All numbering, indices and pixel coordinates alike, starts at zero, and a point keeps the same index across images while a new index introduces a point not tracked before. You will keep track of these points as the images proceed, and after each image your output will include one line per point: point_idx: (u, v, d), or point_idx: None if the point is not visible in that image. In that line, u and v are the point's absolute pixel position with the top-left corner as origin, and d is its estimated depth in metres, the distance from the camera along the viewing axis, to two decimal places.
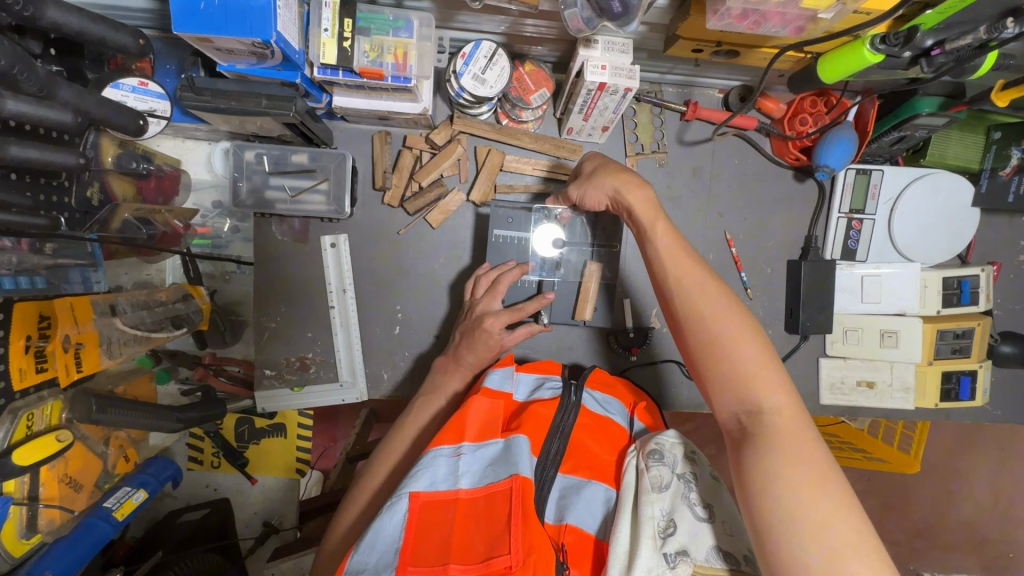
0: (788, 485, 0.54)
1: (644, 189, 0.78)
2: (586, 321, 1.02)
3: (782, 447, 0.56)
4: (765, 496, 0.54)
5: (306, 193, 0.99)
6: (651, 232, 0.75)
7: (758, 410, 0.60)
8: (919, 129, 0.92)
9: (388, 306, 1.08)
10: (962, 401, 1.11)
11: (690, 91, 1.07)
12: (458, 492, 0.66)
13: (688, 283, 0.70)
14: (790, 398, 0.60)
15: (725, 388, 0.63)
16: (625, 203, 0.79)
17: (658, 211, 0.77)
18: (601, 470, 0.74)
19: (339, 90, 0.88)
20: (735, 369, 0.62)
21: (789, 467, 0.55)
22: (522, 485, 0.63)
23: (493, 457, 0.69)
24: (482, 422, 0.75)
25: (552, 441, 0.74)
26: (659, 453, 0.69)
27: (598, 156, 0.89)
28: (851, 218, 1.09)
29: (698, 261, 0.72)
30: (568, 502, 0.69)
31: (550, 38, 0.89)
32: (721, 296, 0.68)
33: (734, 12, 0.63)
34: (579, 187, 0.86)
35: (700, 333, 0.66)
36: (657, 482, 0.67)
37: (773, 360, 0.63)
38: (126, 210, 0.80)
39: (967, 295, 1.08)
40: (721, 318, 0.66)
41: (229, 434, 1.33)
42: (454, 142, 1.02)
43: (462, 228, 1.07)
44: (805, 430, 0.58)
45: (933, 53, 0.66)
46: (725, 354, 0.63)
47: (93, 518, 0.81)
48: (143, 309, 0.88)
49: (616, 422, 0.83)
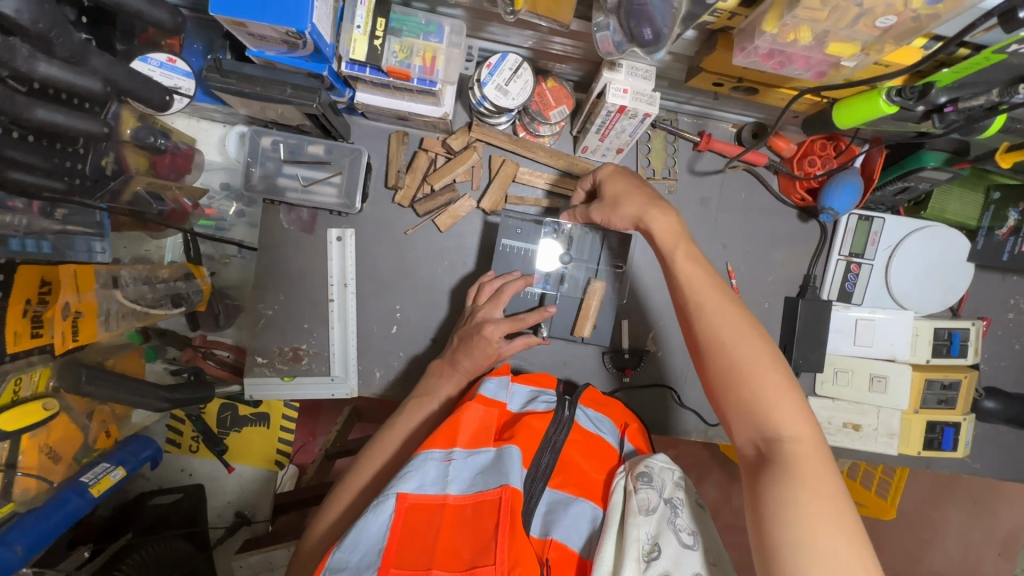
0: (802, 515, 0.54)
1: (670, 217, 0.79)
2: (585, 338, 1.01)
3: (799, 476, 0.57)
4: (777, 524, 0.55)
5: (319, 184, 1.00)
6: (672, 258, 0.76)
7: (777, 438, 0.61)
8: (923, 180, 0.96)
9: (387, 304, 1.08)
10: (945, 451, 1.12)
11: (705, 122, 1.09)
12: (446, 498, 0.67)
13: (711, 309, 0.70)
14: (809, 427, 0.61)
15: (743, 414, 0.63)
16: (647, 229, 0.80)
17: (680, 236, 0.78)
18: (589, 488, 0.74)
19: (362, 87, 0.88)
20: (755, 396, 0.63)
21: (806, 496, 0.55)
22: (512, 496, 0.63)
23: (485, 466, 0.70)
24: (476, 429, 0.75)
25: (543, 455, 0.75)
26: (648, 476, 0.70)
27: (624, 178, 0.86)
28: (851, 261, 1.12)
29: (719, 286, 0.73)
30: (555, 517, 0.69)
31: (575, 57, 0.91)
32: (742, 322, 0.69)
33: (761, 52, 0.62)
34: (603, 213, 0.87)
35: (720, 358, 0.67)
36: (644, 505, 0.66)
37: (792, 387, 0.64)
38: (139, 182, 0.80)
39: (956, 347, 1.10)
40: (741, 344, 0.66)
41: (211, 419, 1.30)
42: (470, 148, 1.02)
43: (469, 234, 1.08)
44: (824, 461, 0.59)
45: (946, 109, 0.69)
46: (745, 381, 0.64)
47: (68, 491, 0.77)
48: (144, 285, 0.87)
49: (606, 441, 0.83)
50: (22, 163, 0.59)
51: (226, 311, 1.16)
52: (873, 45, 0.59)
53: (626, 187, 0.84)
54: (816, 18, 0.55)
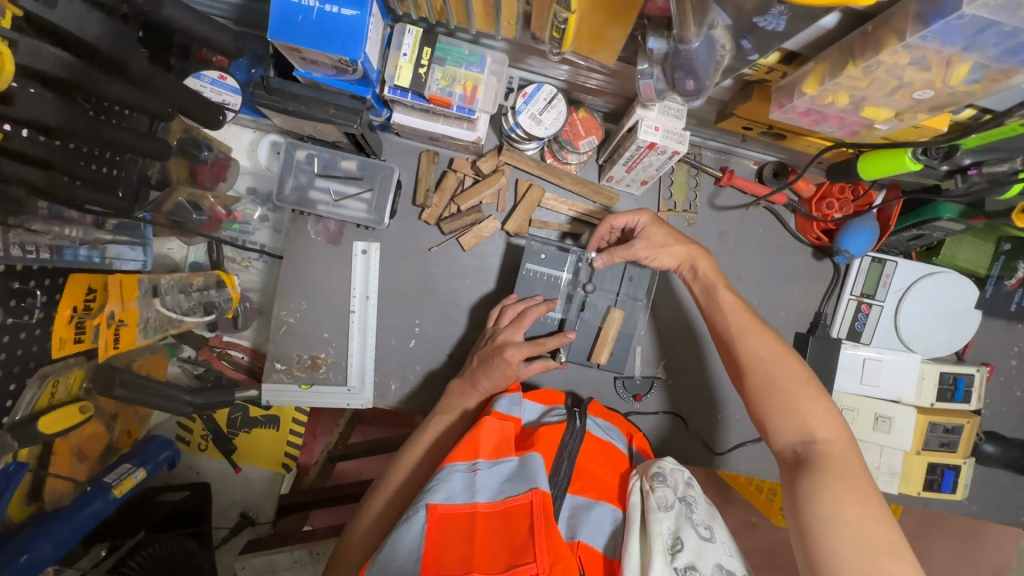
0: (837, 504, 0.60)
1: (712, 260, 0.91)
2: (601, 364, 1.03)
3: (834, 471, 0.63)
4: (812, 509, 0.62)
5: (349, 198, 1.01)
6: (715, 290, 0.87)
7: (813, 440, 0.67)
8: (937, 230, 1.00)
9: (407, 318, 1.10)
10: (943, 493, 1.14)
11: (728, 158, 1.12)
12: (476, 505, 0.69)
13: (749, 333, 0.79)
14: (842, 432, 0.68)
15: (780, 421, 0.70)
16: (698, 269, 0.91)
17: (721, 275, 0.89)
18: (607, 492, 0.79)
19: (400, 108, 0.91)
20: (792, 405, 0.70)
21: (841, 488, 0.61)
22: (543, 498, 0.68)
23: (510, 473, 0.73)
24: (497, 442, 0.79)
25: (562, 464, 0.79)
26: (662, 477, 0.77)
27: (663, 227, 0.93)
28: (862, 301, 1.14)
29: (756, 315, 0.82)
30: (579, 520, 0.74)
31: (608, 92, 0.94)
32: (777, 344, 0.77)
33: (798, 110, 0.64)
34: (650, 251, 0.93)
35: (757, 373, 0.75)
36: (662, 502, 0.72)
37: (825, 399, 0.71)
38: (180, 193, 0.84)
39: (961, 392, 1.12)
40: (778, 361, 0.75)
41: (222, 419, 1.31)
42: (498, 172, 1.05)
43: (491, 254, 1.10)
44: (857, 460, 0.65)
45: (970, 171, 0.72)
46: (782, 392, 0.72)
47: (92, 491, 0.79)
48: (181, 293, 0.88)
49: (617, 447, 0.90)
50: (88, 185, 0.60)
51: (245, 314, 1.18)
52: (906, 112, 0.61)
53: (671, 231, 0.93)
54: (856, 86, 0.57)
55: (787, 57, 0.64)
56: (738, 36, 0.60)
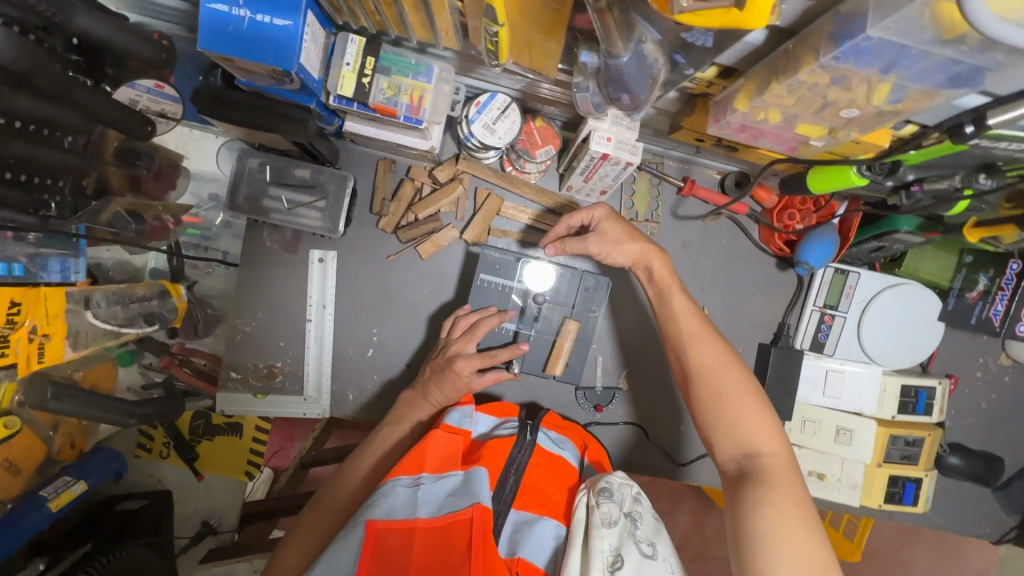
0: (776, 520, 0.60)
1: (666, 261, 0.89)
2: (557, 376, 1.01)
3: (774, 485, 0.63)
4: (751, 520, 0.61)
5: (304, 207, 1.00)
6: (667, 295, 0.86)
7: (756, 454, 0.68)
8: (896, 241, 1.00)
9: (365, 328, 1.09)
10: (905, 505, 1.13)
11: (691, 168, 1.11)
12: (416, 520, 0.71)
13: (701, 343, 0.78)
14: (783, 448, 0.69)
15: (725, 433, 0.71)
16: (649, 267, 0.89)
17: (675, 278, 0.87)
18: (552, 507, 0.81)
19: (351, 117, 0.89)
20: (736, 418, 0.70)
21: (781, 503, 0.62)
22: (483, 514, 0.69)
23: (453, 487, 0.75)
24: (443, 455, 0.81)
25: (508, 478, 0.81)
26: (609, 491, 0.78)
27: (618, 221, 0.91)
28: (824, 312, 1.14)
29: (708, 324, 0.81)
30: (521, 536, 0.74)
31: (562, 101, 0.93)
32: (726, 355, 0.77)
33: (733, 126, 0.63)
34: (604, 248, 0.91)
35: (706, 383, 0.74)
36: (606, 518, 0.74)
37: (769, 413, 0.71)
38: (119, 204, 0.81)
39: (922, 406, 1.11)
40: (727, 373, 0.74)
41: (184, 426, 1.30)
42: (456, 181, 1.03)
43: (451, 263, 1.09)
44: (797, 475, 0.66)
45: (913, 188, 0.71)
46: (728, 405, 0.72)
47: (26, 506, 0.79)
48: (118, 305, 0.85)
49: (567, 460, 0.91)
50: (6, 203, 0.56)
51: (205, 320, 1.17)
52: (839, 130, 0.60)
53: (627, 227, 0.91)
54: (785, 104, 0.56)
55: (723, 72, 0.63)
56: (670, 52, 0.59)
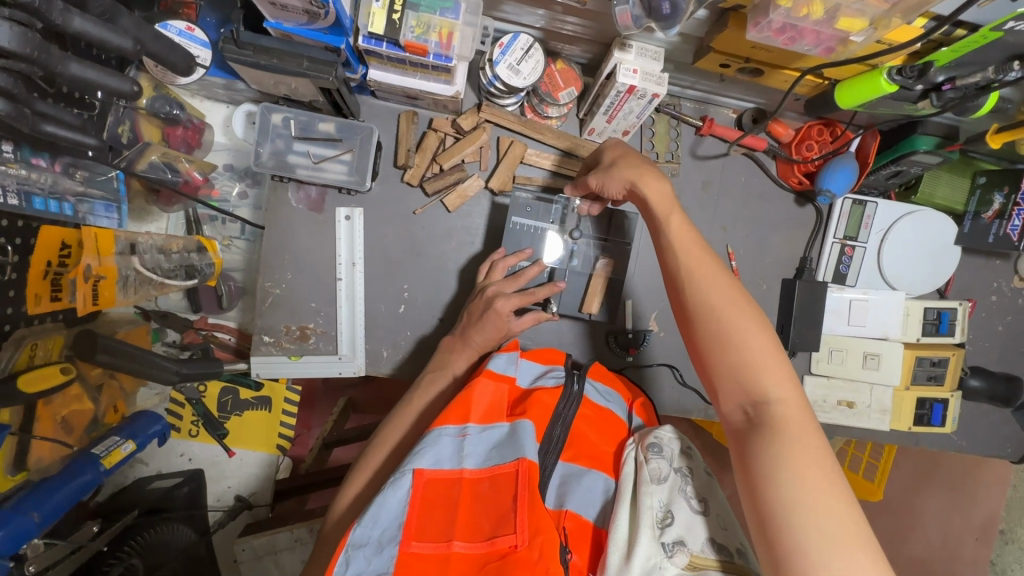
0: (795, 477, 0.56)
1: (663, 182, 0.80)
2: (592, 314, 1.04)
3: (787, 436, 0.59)
4: (767, 484, 0.57)
5: (329, 161, 1.00)
6: (664, 225, 0.77)
7: (765, 401, 0.63)
8: (915, 164, 1.02)
9: (395, 284, 1.09)
10: (933, 426, 1.16)
11: (707, 108, 1.13)
12: (463, 471, 0.75)
13: (702, 279, 0.71)
14: (795, 392, 0.64)
15: (730, 379, 0.65)
16: (641, 194, 0.81)
17: (673, 204, 0.79)
18: (600, 460, 0.83)
19: (376, 63, 0.90)
20: (743, 363, 0.65)
21: (797, 456, 0.58)
22: (528, 468, 0.72)
23: (499, 440, 0.78)
24: (489, 405, 0.83)
25: (555, 428, 0.83)
26: (658, 446, 0.80)
27: (622, 149, 0.89)
28: (845, 244, 1.16)
29: (709, 255, 0.74)
30: (569, 488, 0.78)
31: (585, 38, 0.93)
32: (732, 289, 0.70)
33: (774, 26, 0.64)
34: (598, 178, 0.87)
35: (709, 325, 0.68)
36: (655, 474, 0.76)
37: (779, 353, 0.66)
38: (154, 152, 0.90)
39: (945, 326, 1.14)
40: (732, 311, 0.68)
41: (212, 403, 1.28)
42: (479, 129, 1.04)
43: (477, 215, 1.09)
44: (811, 421, 0.62)
45: (944, 87, 0.72)
46: (731, 348, 0.66)
47: (82, 462, 0.85)
48: (160, 255, 0.88)
49: (615, 413, 0.93)
50: (52, 118, 0.67)
51: (230, 291, 1.16)
52: (881, 20, 0.62)
53: (626, 155, 0.85)
54: None
55: None
56: None
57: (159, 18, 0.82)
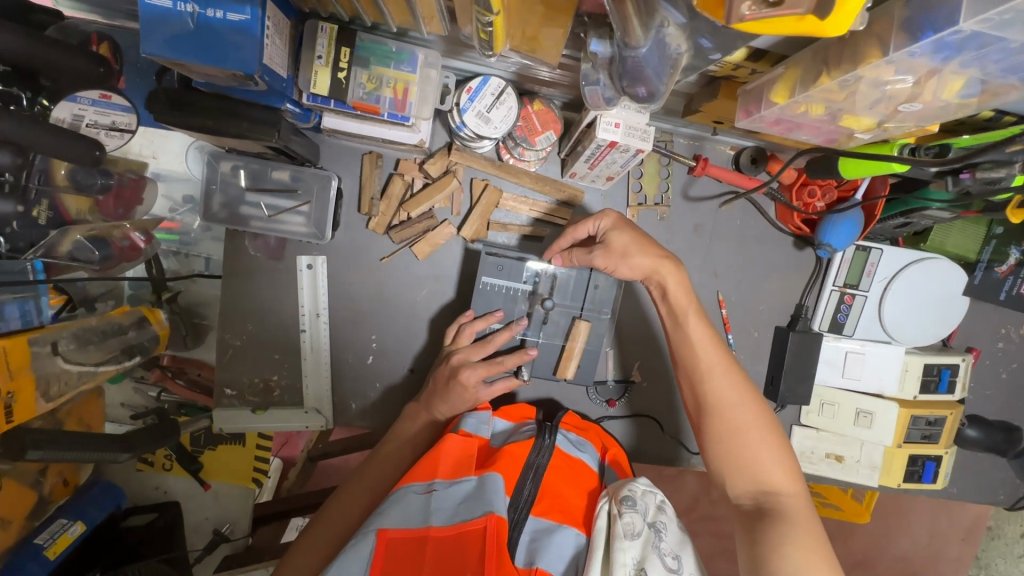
0: (801, 559, 0.61)
1: (681, 275, 0.81)
2: (568, 379, 0.95)
3: (800, 527, 0.64)
4: (777, 564, 0.62)
5: (285, 213, 0.92)
6: (684, 317, 0.80)
7: (775, 492, 0.68)
8: (924, 217, 0.95)
9: (362, 334, 1.03)
10: (924, 483, 1.12)
11: (702, 145, 1.03)
12: (429, 528, 0.67)
13: (718, 370, 0.76)
14: (800, 486, 0.70)
15: (739, 469, 0.70)
16: (662, 282, 0.82)
17: (691, 296, 0.81)
18: (571, 513, 0.78)
19: (329, 113, 0.81)
20: (754, 455, 0.70)
21: (806, 543, 0.63)
22: (497, 524, 0.66)
23: (467, 493, 0.72)
24: (457, 458, 0.79)
25: (525, 485, 0.79)
26: (631, 500, 0.74)
27: (630, 231, 0.82)
28: (844, 292, 1.08)
29: (723, 347, 0.78)
30: (540, 545, 0.72)
31: (563, 83, 0.84)
32: (745, 383, 0.75)
33: (767, 120, 0.64)
34: (609, 262, 0.83)
35: (724, 416, 0.73)
36: (629, 530, 0.70)
37: (785, 449, 0.72)
38: (78, 231, 0.82)
39: (945, 383, 1.08)
40: (746, 408, 0.73)
41: (185, 438, 1.26)
42: (449, 174, 0.96)
43: (449, 262, 1.02)
44: (813, 513, 0.67)
45: (964, 174, 0.65)
46: (744, 441, 0.71)
47: (24, 555, 0.94)
48: (89, 343, 0.84)
49: (587, 464, 0.89)
50: None
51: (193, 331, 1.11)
52: (888, 121, 0.60)
53: (635, 239, 0.82)
54: (832, 98, 0.57)
55: (755, 54, 0.59)
56: (695, 36, 0.52)
57: (58, 71, 0.77)
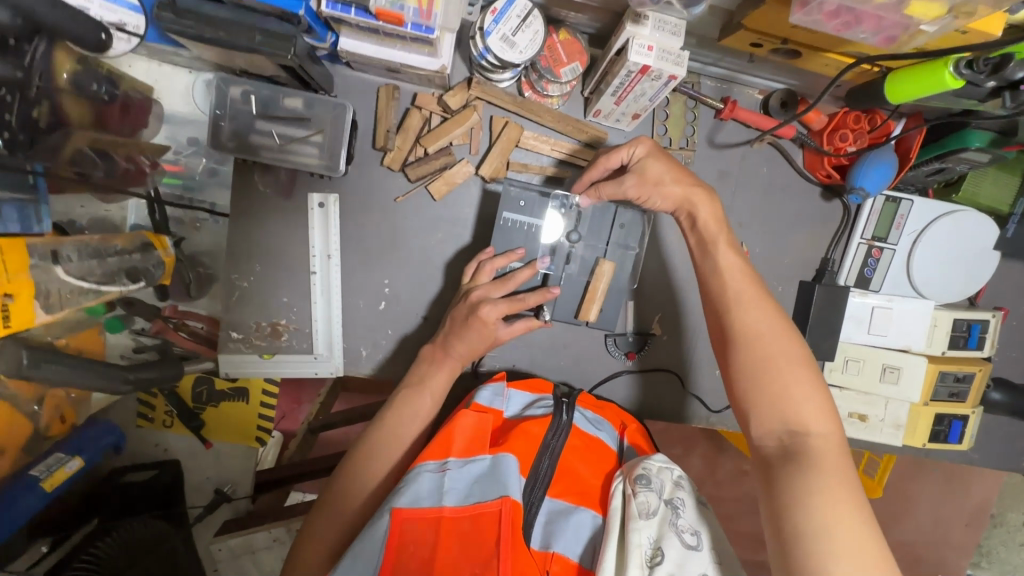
0: (823, 503, 0.58)
1: (713, 204, 0.79)
2: (590, 322, 0.93)
3: (828, 471, 0.60)
4: (798, 508, 0.59)
5: (298, 143, 0.89)
6: (714, 246, 0.77)
7: (804, 433, 0.63)
8: (961, 163, 0.90)
9: (375, 279, 0.99)
10: (950, 443, 1.09)
11: (730, 87, 0.99)
12: (443, 509, 0.66)
13: (749, 304, 0.72)
14: (834, 427, 0.64)
15: (767, 406, 0.66)
16: (693, 214, 0.79)
17: (723, 225, 0.78)
18: (589, 496, 0.75)
19: (347, 31, 0.77)
20: (785, 393, 0.66)
21: (832, 489, 0.59)
22: (512, 508, 0.64)
23: (480, 474, 0.70)
24: (472, 435, 0.75)
25: (541, 461, 0.76)
26: (647, 479, 0.71)
27: (664, 159, 0.80)
28: (872, 245, 1.05)
29: (757, 281, 0.74)
30: (556, 527, 0.70)
31: (593, 6, 0.80)
32: (778, 318, 0.71)
33: (828, 8, 0.58)
34: (642, 191, 0.81)
35: (753, 351, 0.69)
36: (644, 509, 0.68)
37: (822, 388, 0.66)
38: (80, 137, 0.77)
39: (974, 339, 1.05)
40: (779, 342, 0.68)
41: (186, 394, 1.21)
42: (469, 108, 0.92)
43: (466, 203, 0.98)
44: (846, 458, 0.62)
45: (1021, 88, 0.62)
46: (773, 376, 0.66)
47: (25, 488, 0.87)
48: (92, 259, 0.81)
49: (606, 443, 0.84)
50: None
51: (198, 279, 1.08)
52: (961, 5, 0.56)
53: (671, 167, 0.79)
54: None
55: None
56: None
57: None
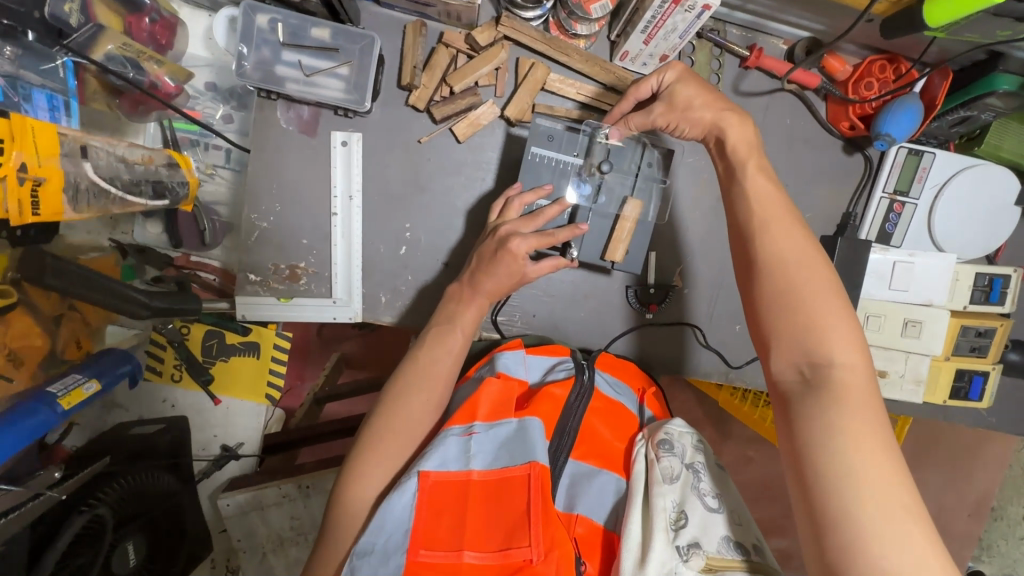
0: (843, 431, 0.57)
1: (745, 126, 0.77)
2: (615, 263, 0.93)
3: (849, 402, 0.58)
4: (815, 438, 0.58)
5: (323, 74, 0.89)
6: (741, 171, 0.76)
7: (828, 364, 0.61)
8: (986, 108, 0.91)
9: (396, 223, 0.98)
10: (971, 401, 1.09)
11: (756, 36, 1.00)
12: (469, 474, 0.67)
13: (776, 231, 0.70)
14: (860, 359, 0.62)
15: (792, 335, 0.64)
16: (723, 138, 0.78)
17: (754, 149, 0.77)
18: (613, 459, 0.75)
19: None
20: (810, 321, 0.64)
21: (852, 421, 0.58)
22: (542, 474, 0.64)
23: (506, 437, 0.69)
24: (496, 401, 0.74)
25: (568, 420, 0.75)
26: (669, 444, 0.71)
27: (694, 83, 0.80)
28: (894, 200, 1.04)
29: (786, 209, 0.72)
30: (579, 490, 0.71)
31: None
32: (807, 247, 0.69)
33: None
34: (671, 117, 0.81)
35: (777, 279, 0.67)
36: (668, 474, 0.68)
37: (850, 319, 0.64)
38: (110, 40, 0.81)
39: (996, 294, 1.05)
40: (807, 271, 0.67)
41: (195, 347, 1.19)
42: (497, 46, 0.91)
43: (490, 147, 0.97)
44: (869, 389, 0.60)
45: None
46: (797, 306, 0.65)
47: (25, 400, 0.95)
48: (120, 164, 0.82)
49: (627, 407, 0.84)
50: None
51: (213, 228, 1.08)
52: None
53: (701, 88, 0.79)
54: None
55: None
56: None
57: None
